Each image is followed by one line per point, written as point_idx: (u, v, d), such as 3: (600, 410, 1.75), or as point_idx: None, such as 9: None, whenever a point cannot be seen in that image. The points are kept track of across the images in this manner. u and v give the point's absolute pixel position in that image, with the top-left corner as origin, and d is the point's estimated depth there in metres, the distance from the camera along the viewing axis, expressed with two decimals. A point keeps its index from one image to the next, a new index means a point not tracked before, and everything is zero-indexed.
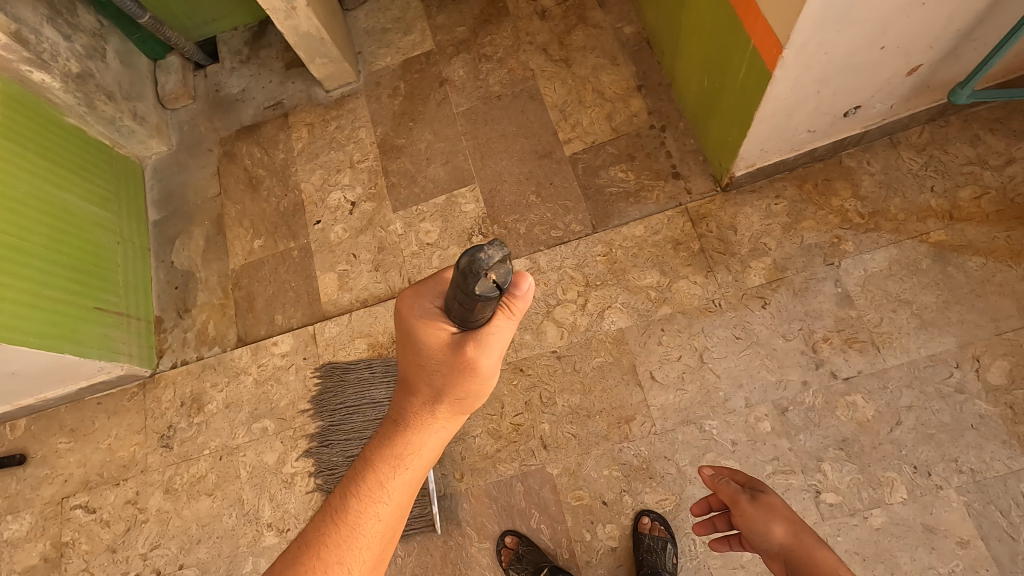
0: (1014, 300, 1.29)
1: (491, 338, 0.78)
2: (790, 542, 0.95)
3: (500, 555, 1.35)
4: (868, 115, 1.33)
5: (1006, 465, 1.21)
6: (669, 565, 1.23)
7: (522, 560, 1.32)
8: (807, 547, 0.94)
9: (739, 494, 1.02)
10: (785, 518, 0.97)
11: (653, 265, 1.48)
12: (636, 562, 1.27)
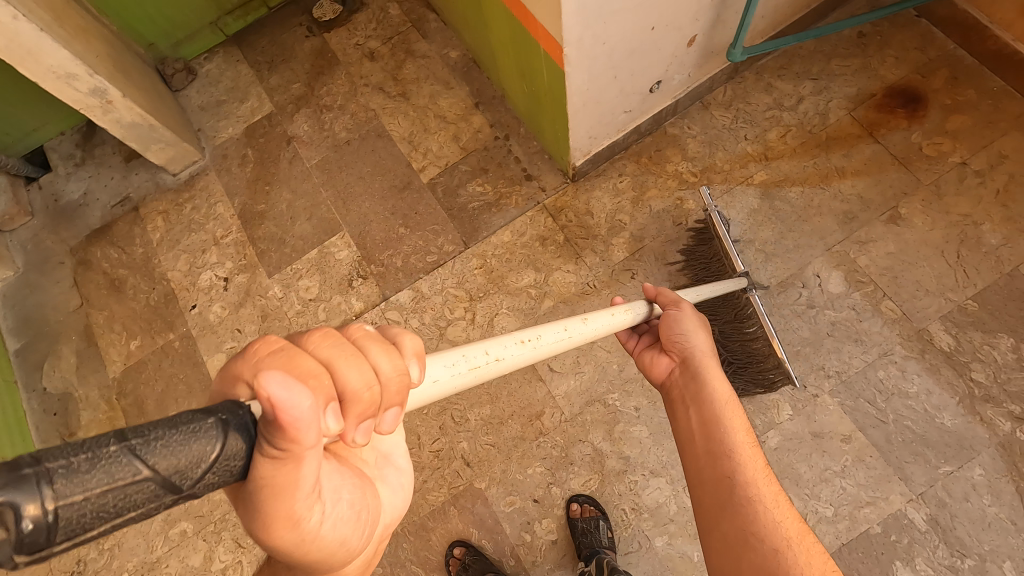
0: (833, 216, 1.45)
1: (263, 500, 0.42)
2: (702, 353, 0.99)
3: (449, 566, 1.34)
4: (672, 87, 1.48)
5: (862, 359, 1.35)
6: (606, 542, 1.27)
7: (469, 568, 1.31)
8: (711, 366, 0.97)
9: (691, 307, 1.06)
10: (710, 339, 1.02)
11: (528, 264, 1.55)
12: (577, 547, 1.29)
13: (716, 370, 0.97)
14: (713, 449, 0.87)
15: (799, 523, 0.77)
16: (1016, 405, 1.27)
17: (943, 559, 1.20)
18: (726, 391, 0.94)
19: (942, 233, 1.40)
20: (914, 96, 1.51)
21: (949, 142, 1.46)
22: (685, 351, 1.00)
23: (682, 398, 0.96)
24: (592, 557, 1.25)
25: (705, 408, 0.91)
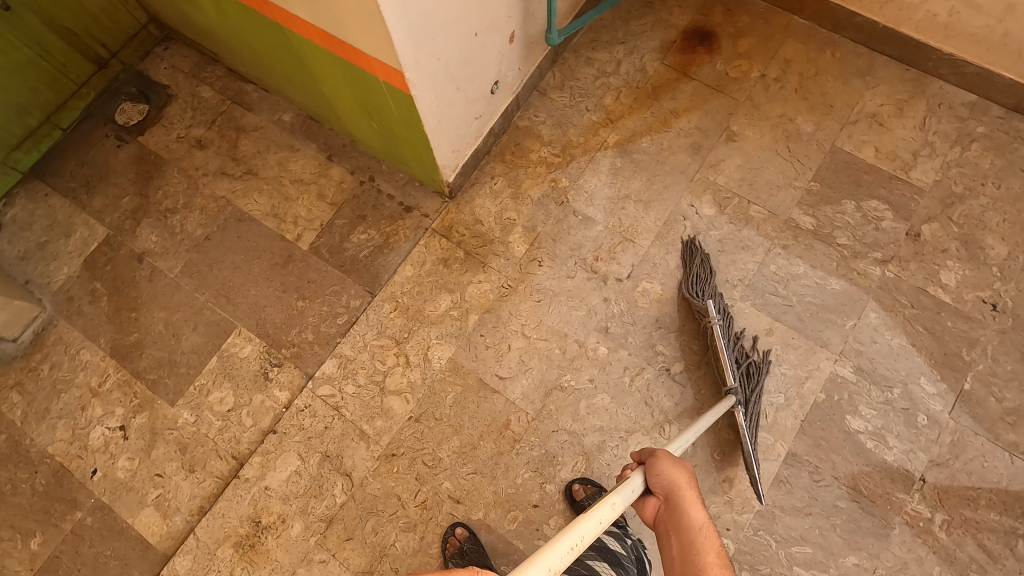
0: (684, 151, 1.62)
1: None
2: (680, 488, 0.97)
3: (447, 544, 1.33)
4: (509, 83, 1.56)
5: (755, 261, 1.50)
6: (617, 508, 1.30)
7: (465, 555, 1.30)
8: (692, 500, 0.96)
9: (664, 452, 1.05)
10: (689, 476, 0.99)
11: (440, 290, 1.55)
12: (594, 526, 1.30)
13: (690, 495, 0.97)
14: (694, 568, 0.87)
15: None
16: (878, 252, 1.48)
17: (880, 399, 1.36)
18: (700, 515, 0.94)
19: (770, 136, 1.61)
20: (705, 33, 1.72)
21: (746, 62, 1.69)
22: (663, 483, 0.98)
23: (663, 527, 0.96)
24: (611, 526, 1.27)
25: (680, 530, 0.93)
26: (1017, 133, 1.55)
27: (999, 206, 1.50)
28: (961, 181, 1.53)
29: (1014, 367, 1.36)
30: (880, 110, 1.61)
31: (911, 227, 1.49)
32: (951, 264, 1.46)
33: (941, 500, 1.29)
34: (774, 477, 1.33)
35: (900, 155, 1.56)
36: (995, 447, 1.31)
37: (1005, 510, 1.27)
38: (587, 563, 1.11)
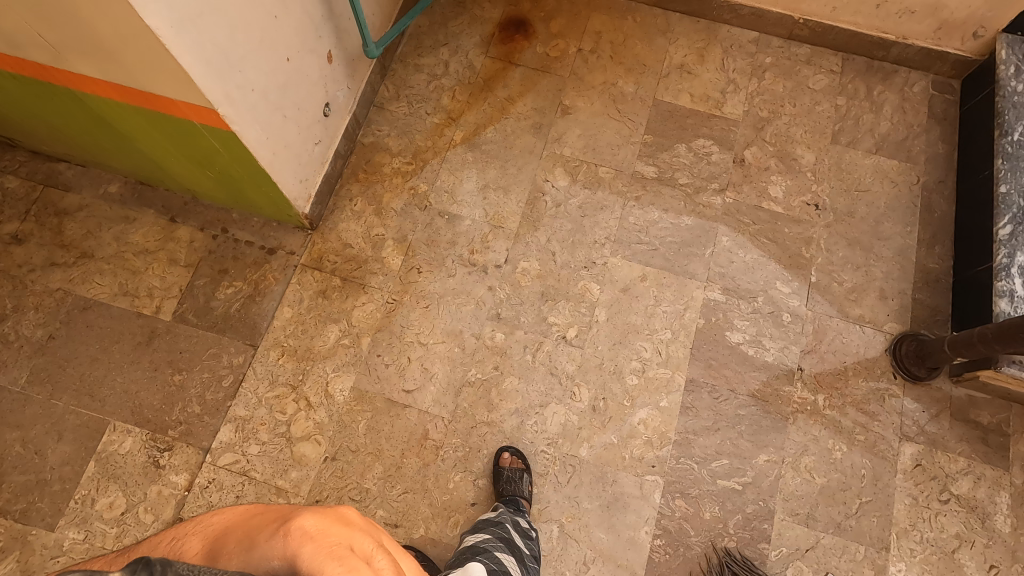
0: (527, 133, 1.69)
1: None
2: None
3: None
4: (341, 103, 1.55)
5: (615, 218, 1.60)
6: (525, 493, 1.31)
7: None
8: None
9: None
10: None
11: (325, 322, 1.50)
12: (495, 493, 1.32)
13: None
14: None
15: None
16: (715, 183, 1.64)
17: (749, 310, 1.51)
18: None
19: (600, 103, 1.73)
20: (518, 21, 1.82)
21: (562, 41, 1.80)
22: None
23: None
24: (508, 502, 1.29)
25: None
26: (797, 57, 1.79)
27: (799, 121, 1.71)
28: (765, 107, 1.73)
29: (845, 253, 1.57)
30: (685, 60, 1.78)
31: (736, 155, 1.67)
32: (775, 178, 1.64)
33: (820, 382, 1.45)
34: (680, 406, 1.43)
35: (712, 95, 1.74)
36: (848, 323, 1.50)
37: (869, 374, 1.45)
38: (496, 554, 1.12)
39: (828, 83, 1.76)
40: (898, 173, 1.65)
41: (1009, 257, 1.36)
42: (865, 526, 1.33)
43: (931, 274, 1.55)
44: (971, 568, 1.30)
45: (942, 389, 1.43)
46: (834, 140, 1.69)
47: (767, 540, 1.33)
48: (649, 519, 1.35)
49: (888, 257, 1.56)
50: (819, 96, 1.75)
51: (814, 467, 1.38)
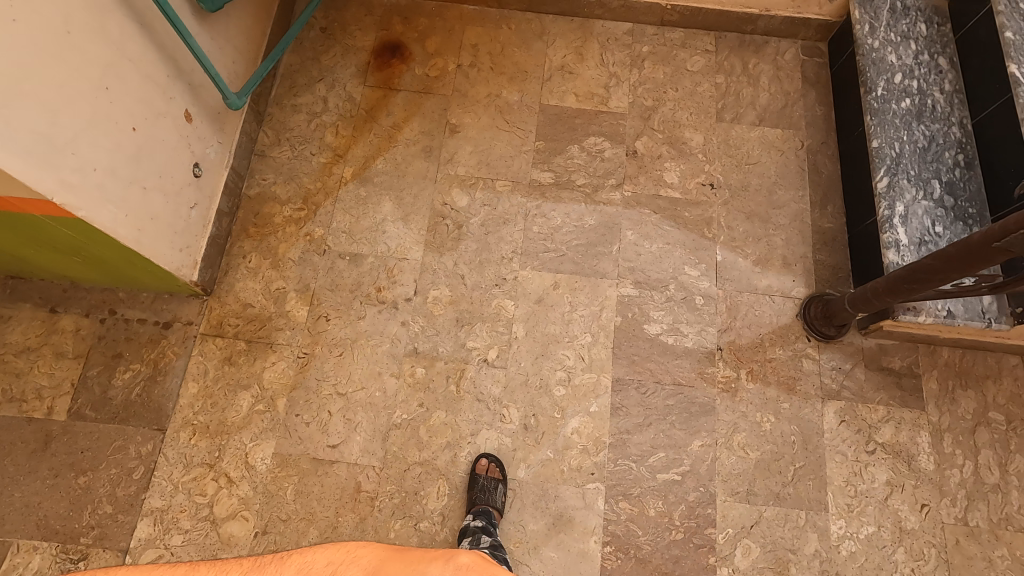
0: (418, 157, 1.65)
1: None
2: None
3: None
4: (214, 160, 1.47)
5: (518, 230, 1.58)
6: (499, 504, 1.30)
7: None
8: None
9: None
10: None
11: (236, 391, 1.43)
12: (469, 499, 1.31)
13: None
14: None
15: None
16: (612, 179, 1.64)
17: (663, 299, 1.52)
18: None
19: (487, 116, 1.70)
20: (393, 45, 1.77)
21: (440, 58, 1.76)
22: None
23: None
24: (480, 514, 1.28)
25: None
26: (672, 42, 1.81)
27: (684, 104, 1.73)
28: (649, 96, 1.74)
29: (744, 227, 1.60)
30: (565, 61, 1.78)
31: (628, 147, 1.68)
32: (669, 165, 1.66)
33: (739, 358, 1.47)
34: (610, 408, 1.42)
35: (596, 92, 1.74)
36: (758, 295, 1.53)
37: (785, 342, 1.49)
38: None
39: (705, 63, 1.79)
40: (783, 140, 1.69)
41: (890, 208, 1.41)
42: (803, 490, 1.36)
43: (828, 234, 1.59)
44: (905, 511, 1.35)
45: (853, 343, 1.48)
46: (719, 117, 1.72)
47: (713, 524, 1.34)
48: (596, 528, 1.34)
49: (786, 224, 1.60)
50: (698, 77, 1.77)
51: (747, 443, 1.40)
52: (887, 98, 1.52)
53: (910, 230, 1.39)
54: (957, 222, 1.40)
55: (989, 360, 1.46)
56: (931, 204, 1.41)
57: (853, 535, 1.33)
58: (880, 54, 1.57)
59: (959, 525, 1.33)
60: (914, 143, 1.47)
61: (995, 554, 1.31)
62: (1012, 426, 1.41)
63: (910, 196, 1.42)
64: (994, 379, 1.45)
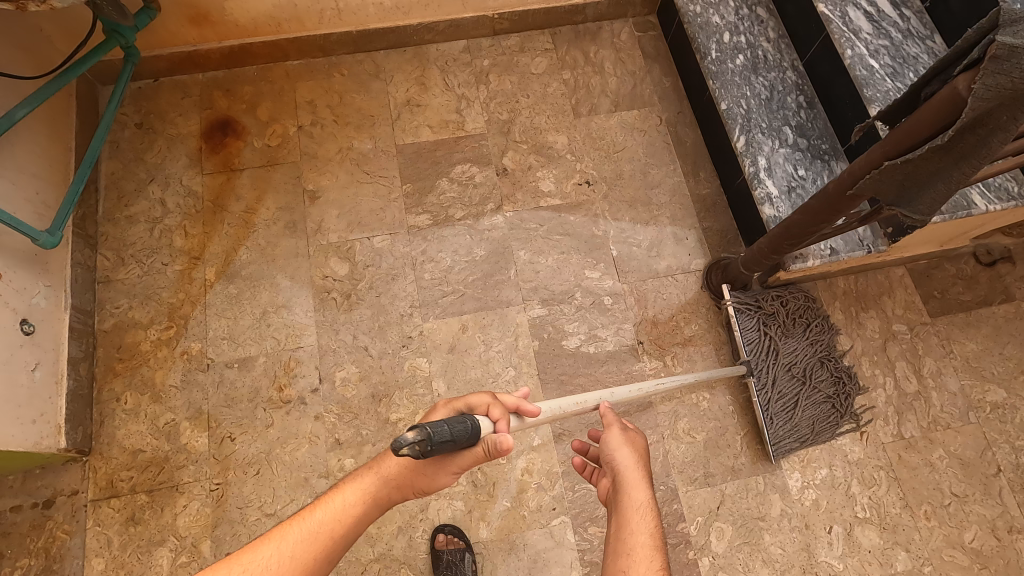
0: (283, 235, 1.52)
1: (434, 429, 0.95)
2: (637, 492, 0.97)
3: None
4: (47, 307, 1.30)
5: (411, 281, 1.49)
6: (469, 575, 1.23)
7: None
8: (637, 480, 0.99)
9: (611, 429, 1.06)
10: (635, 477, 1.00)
11: (151, 550, 1.27)
12: None
13: (634, 472, 1.00)
14: (411, 496, 0.95)
15: (655, 528, 0.93)
16: (489, 203, 1.59)
17: (573, 310, 1.49)
18: (642, 495, 0.97)
19: (345, 172, 1.59)
20: (221, 123, 1.62)
21: (277, 125, 1.63)
22: (469, 404, 0.95)
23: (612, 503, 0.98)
24: None
25: (621, 508, 0.96)
26: (510, 49, 1.77)
27: (539, 109, 1.70)
28: (503, 108, 1.69)
29: (630, 215, 1.59)
30: (409, 94, 1.69)
31: (497, 167, 1.62)
32: (541, 173, 1.63)
33: (660, 346, 1.47)
34: (553, 436, 1.38)
35: (449, 119, 1.67)
36: (661, 279, 1.53)
37: (698, 317, 1.50)
38: None
39: (549, 63, 1.76)
40: (643, 121, 1.70)
41: (754, 164, 1.45)
42: (754, 456, 1.38)
43: (708, 200, 1.62)
44: (848, 444, 1.39)
45: None
46: (576, 113, 1.70)
47: (683, 518, 1.32)
48: (573, 561, 1.29)
49: (667, 200, 1.61)
50: (545, 78, 1.74)
51: (691, 427, 1.40)
52: (722, 59, 1.56)
53: (777, 180, 1.43)
54: (816, 161, 1.46)
55: (879, 277, 1.53)
56: (788, 150, 1.46)
57: (810, 484, 1.36)
58: (704, 18, 1.60)
59: (896, 440, 1.40)
60: (758, 96, 1.52)
61: (934, 456, 1.38)
62: (915, 332, 1.49)
63: (768, 148, 1.46)
64: (889, 294, 1.52)
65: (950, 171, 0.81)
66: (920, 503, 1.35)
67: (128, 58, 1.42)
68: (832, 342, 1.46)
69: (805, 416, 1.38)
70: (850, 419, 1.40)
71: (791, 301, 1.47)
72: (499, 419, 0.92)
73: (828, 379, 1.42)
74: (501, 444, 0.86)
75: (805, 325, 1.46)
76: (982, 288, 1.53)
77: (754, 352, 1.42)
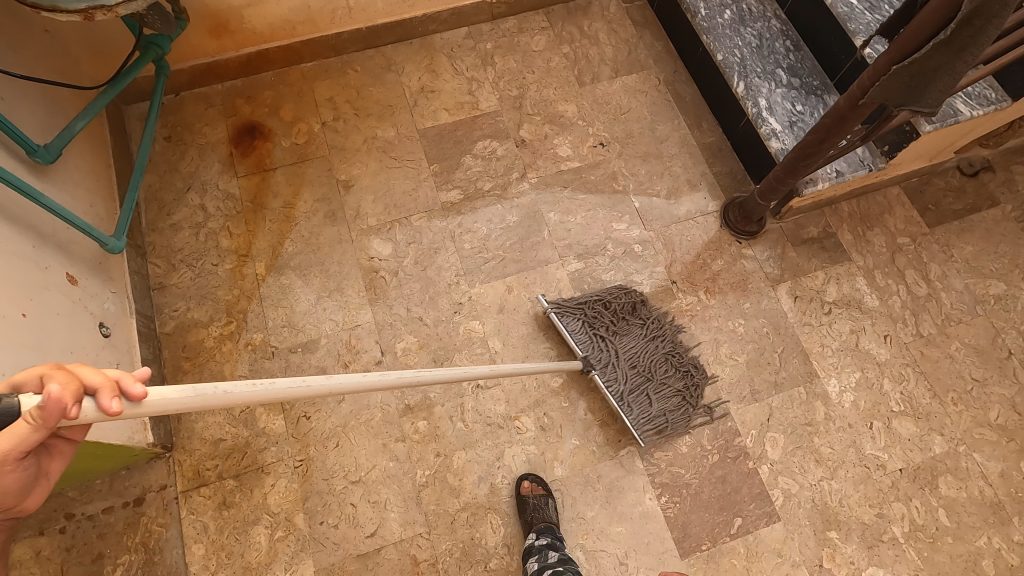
0: (324, 224, 1.59)
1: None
2: None
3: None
4: (115, 313, 1.34)
5: (453, 253, 1.58)
6: (555, 516, 1.31)
7: None
8: None
9: None
10: None
11: (247, 530, 1.33)
12: (523, 523, 1.31)
13: None
14: (13, 512, 0.67)
15: None
16: (514, 172, 1.68)
17: (607, 261, 1.59)
18: None
19: (373, 160, 1.67)
20: (247, 127, 1.69)
21: (302, 123, 1.70)
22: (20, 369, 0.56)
23: None
24: (544, 531, 1.28)
25: None
26: (509, 31, 1.87)
27: (546, 82, 1.80)
28: (512, 86, 1.79)
29: (645, 168, 1.70)
30: (422, 82, 1.78)
31: (515, 140, 1.72)
32: (558, 141, 1.73)
33: (692, 283, 1.58)
34: None
35: (463, 100, 1.76)
36: (683, 222, 1.64)
37: (722, 253, 1.61)
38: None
39: (548, 40, 1.86)
40: (643, 83, 1.82)
41: (755, 105, 1.57)
42: (794, 369, 1.49)
43: (714, 147, 1.74)
44: (875, 347, 1.52)
45: (773, 229, 1.63)
46: (581, 83, 1.81)
47: (738, 433, 1.43)
48: (645, 485, 1.39)
49: (677, 152, 1.73)
50: (546, 54, 1.84)
51: (732, 351, 1.51)
52: (712, 15, 1.68)
53: (779, 116, 1.56)
54: (810, 96, 1.59)
55: (878, 197, 1.67)
56: (784, 89, 1.59)
57: (848, 387, 1.48)
58: None
59: (916, 339, 1.53)
60: (750, 45, 1.65)
61: (952, 348, 1.52)
62: (918, 242, 1.63)
63: (766, 90, 1.59)
64: (890, 211, 1.66)
65: (953, 63, 0.93)
66: (946, 391, 1.48)
67: (160, 70, 1.48)
68: (671, 333, 1.51)
69: (658, 409, 1.42)
70: (702, 411, 1.44)
71: (616, 301, 1.52)
72: (120, 377, 0.57)
73: (674, 373, 1.46)
74: (44, 402, 0.52)
75: (641, 322, 1.51)
76: (970, 196, 1.68)
77: (589, 358, 1.44)
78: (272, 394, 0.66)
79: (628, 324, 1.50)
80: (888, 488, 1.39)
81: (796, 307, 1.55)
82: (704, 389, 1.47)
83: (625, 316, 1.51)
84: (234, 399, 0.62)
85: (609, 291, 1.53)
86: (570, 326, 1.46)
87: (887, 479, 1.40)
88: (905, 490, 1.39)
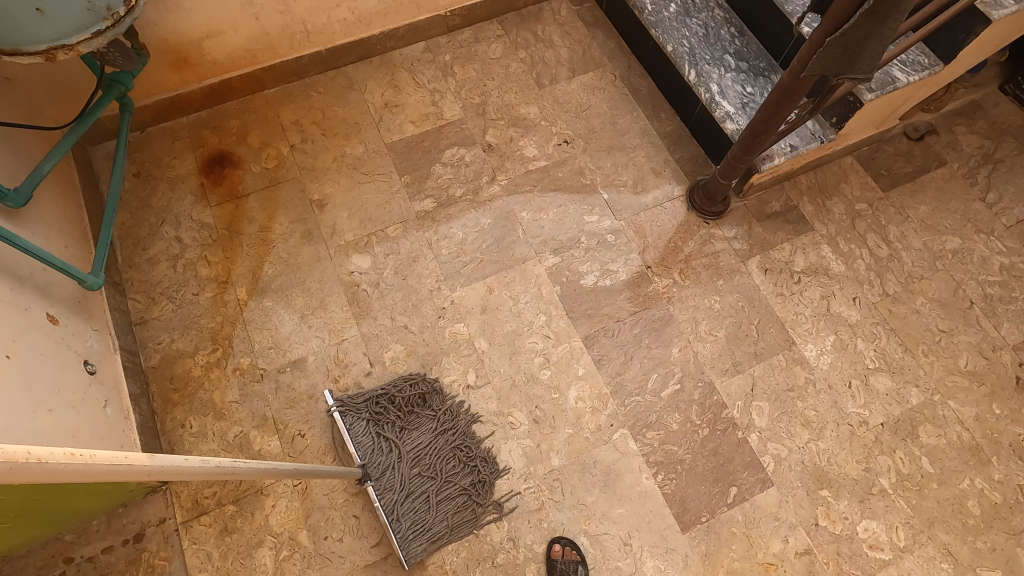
0: (301, 244, 1.61)
1: None
2: None
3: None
4: (98, 352, 1.34)
5: (432, 260, 1.61)
6: None
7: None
8: None
9: None
10: None
11: (251, 553, 1.32)
12: None
13: None
14: None
15: None
16: (484, 176, 1.72)
17: (582, 253, 1.63)
18: None
19: (344, 177, 1.70)
20: (216, 156, 1.70)
21: (270, 148, 1.72)
22: None
23: None
24: None
25: None
26: (466, 41, 1.92)
27: (506, 88, 1.85)
28: (474, 94, 1.84)
29: (611, 161, 1.76)
30: (385, 98, 1.82)
31: (482, 145, 1.76)
32: (523, 142, 1.78)
33: (666, 266, 1.63)
34: (594, 364, 1.51)
35: (428, 112, 1.80)
36: (652, 209, 1.70)
37: (692, 234, 1.67)
38: None
39: (504, 47, 1.92)
40: (600, 80, 1.88)
41: (708, 90, 1.64)
42: (771, 338, 1.54)
43: (674, 134, 1.81)
44: (845, 310, 1.58)
45: (738, 207, 1.69)
46: (540, 85, 1.86)
47: (725, 405, 1.48)
48: (641, 466, 1.42)
49: (640, 142, 1.79)
50: (504, 60, 1.90)
51: (711, 327, 1.56)
52: (658, 10, 1.75)
53: (731, 99, 1.63)
54: (759, 78, 1.66)
55: (833, 167, 1.75)
56: (734, 73, 1.66)
57: (825, 350, 1.54)
58: None
59: (883, 298, 1.59)
60: (697, 35, 1.72)
61: (917, 304, 1.59)
62: (875, 206, 1.70)
63: (717, 75, 1.66)
64: (846, 180, 1.74)
65: (880, 30, 0.99)
66: (916, 344, 1.54)
67: (123, 108, 1.49)
68: (464, 425, 1.44)
69: (437, 518, 1.35)
70: (491, 508, 1.37)
71: (402, 393, 1.45)
72: None
73: (460, 470, 1.40)
74: None
75: (430, 414, 1.44)
76: (919, 158, 1.77)
77: (368, 466, 1.37)
78: (90, 469, 0.63)
79: (411, 420, 1.43)
80: (872, 443, 1.45)
81: (767, 280, 1.61)
82: (494, 485, 1.40)
83: (412, 408, 1.44)
84: (49, 467, 0.59)
85: (394, 383, 1.46)
86: (351, 429, 1.39)
87: (871, 434, 1.45)
88: (888, 442, 1.45)
